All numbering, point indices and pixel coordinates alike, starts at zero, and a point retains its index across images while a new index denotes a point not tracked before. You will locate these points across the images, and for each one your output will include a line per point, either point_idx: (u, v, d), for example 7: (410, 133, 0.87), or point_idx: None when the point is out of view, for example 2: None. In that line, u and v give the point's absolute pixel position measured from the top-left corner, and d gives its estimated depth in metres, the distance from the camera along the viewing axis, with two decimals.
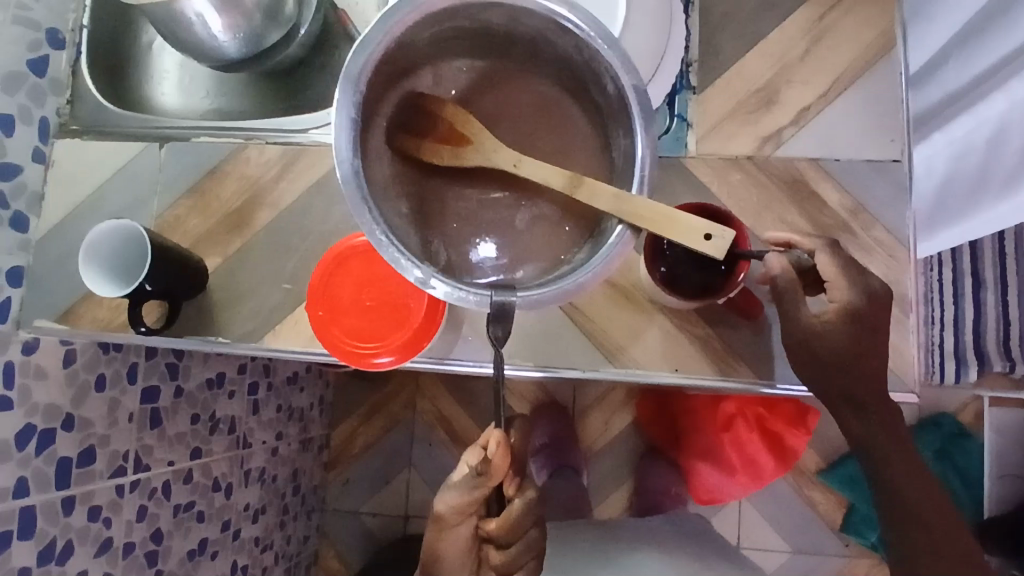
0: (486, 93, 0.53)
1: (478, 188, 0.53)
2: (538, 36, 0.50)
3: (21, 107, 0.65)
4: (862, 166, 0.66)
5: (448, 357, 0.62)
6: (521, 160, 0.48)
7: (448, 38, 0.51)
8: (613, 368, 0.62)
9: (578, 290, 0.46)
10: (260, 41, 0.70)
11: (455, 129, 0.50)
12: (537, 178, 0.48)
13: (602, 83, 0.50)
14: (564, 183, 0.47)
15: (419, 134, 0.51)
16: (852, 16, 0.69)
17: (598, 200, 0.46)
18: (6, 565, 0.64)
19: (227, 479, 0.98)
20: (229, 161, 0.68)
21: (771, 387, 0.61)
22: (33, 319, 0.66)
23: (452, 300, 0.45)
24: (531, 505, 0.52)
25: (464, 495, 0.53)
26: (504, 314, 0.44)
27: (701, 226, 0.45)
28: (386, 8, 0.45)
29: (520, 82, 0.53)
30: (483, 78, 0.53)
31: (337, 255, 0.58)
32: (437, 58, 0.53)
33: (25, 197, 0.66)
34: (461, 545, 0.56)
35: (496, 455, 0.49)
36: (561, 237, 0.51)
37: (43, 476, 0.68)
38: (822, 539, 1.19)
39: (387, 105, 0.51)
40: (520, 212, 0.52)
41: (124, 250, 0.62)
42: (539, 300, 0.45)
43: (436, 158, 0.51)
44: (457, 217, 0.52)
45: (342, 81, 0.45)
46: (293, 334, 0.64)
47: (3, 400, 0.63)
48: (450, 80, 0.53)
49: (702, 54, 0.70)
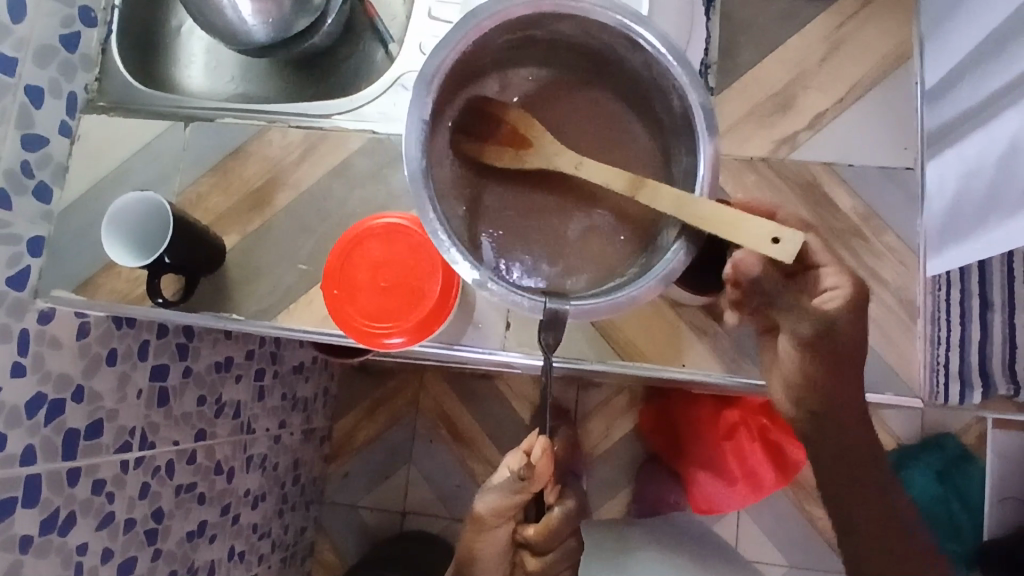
0: (551, 100, 0.57)
1: (527, 195, 0.56)
2: (608, 49, 0.54)
3: (52, 80, 0.66)
4: (875, 172, 0.68)
5: (457, 343, 0.63)
6: (581, 162, 0.51)
7: (517, 46, 0.55)
8: (623, 362, 0.62)
9: (630, 302, 0.49)
10: (288, 25, 0.73)
11: (518, 133, 0.53)
12: (597, 180, 0.50)
13: (666, 98, 0.54)
14: (625, 185, 0.49)
15: (484, 139, 0.54)
16: (872, 24, 0.71)
17: (660, 204, 0.48)
18: (8, 532, 0.65)
19: (229, 463, 0.98)
20: (252, 142, 0.69)
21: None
22: (50, 289, 0.67)
23: (506, 302, 0.48)
24: (569, 513, 0.60)
25: (503, 500, 0.59)
26: (555, 320, 0.48)
27: (772, 228, 0.46)
28: (468, 12, 0.49)
29: (583, 94, 0.58)
30: (547, 86, 0.58)
31: (354, 237, 0.59)
32: (506, 66, 0.57)
33: (51, 168, 0.67)
34: (498, 549, 0.63)
35: (542, 462, 0.54)
36: (613, 247, 0.55)
37: (51, 445, 0.68)
38: (820, 555, 1.18)
39: (454, 109, 0.55)
40: (572, 222, 0.56)
41: (145, 223, 0.63)
42: (591, 310, 0.48)
43: (496, 160, 0.54)
44: (505, 223, 0.55)
45: (417, 81, 0.49)
46: (306, 314, 0.65)
47: (18, 366, 0.64)
48: (515, 86, 0.58)
49: (721, 57, 0.72)
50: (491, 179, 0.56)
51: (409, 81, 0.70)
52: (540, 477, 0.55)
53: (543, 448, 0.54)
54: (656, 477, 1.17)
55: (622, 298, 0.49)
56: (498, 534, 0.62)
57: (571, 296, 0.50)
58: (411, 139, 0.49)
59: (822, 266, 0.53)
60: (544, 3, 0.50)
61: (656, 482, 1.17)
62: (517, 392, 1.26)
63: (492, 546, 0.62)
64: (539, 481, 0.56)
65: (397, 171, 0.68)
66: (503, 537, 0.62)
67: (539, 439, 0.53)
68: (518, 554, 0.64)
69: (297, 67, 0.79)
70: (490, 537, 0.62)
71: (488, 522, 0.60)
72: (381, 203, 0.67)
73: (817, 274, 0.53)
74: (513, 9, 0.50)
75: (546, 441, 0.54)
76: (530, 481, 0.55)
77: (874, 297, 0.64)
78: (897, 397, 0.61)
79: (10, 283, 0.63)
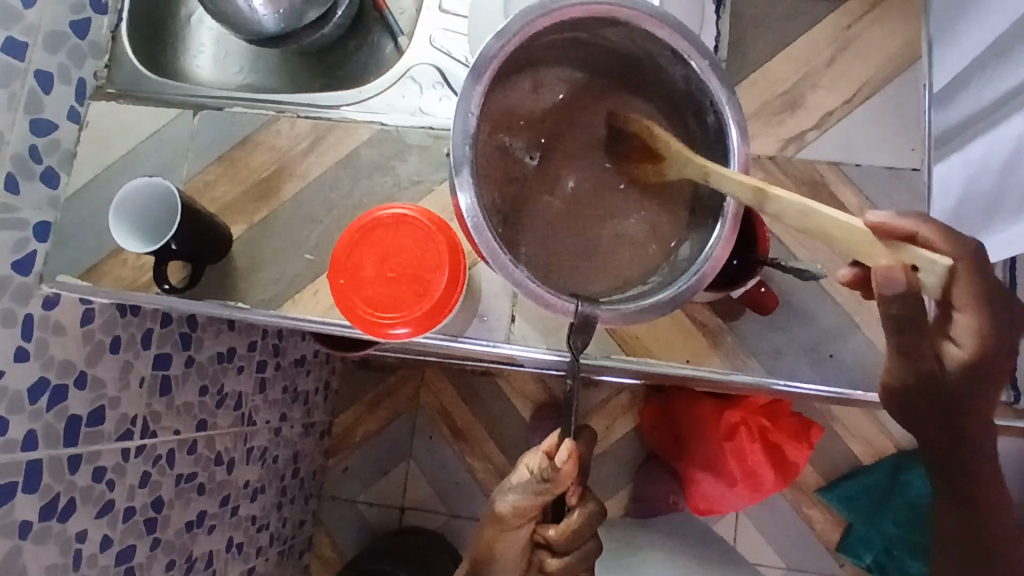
0: (588, 108, 0.56)
1: (568, 198, 0.54)
2: (648, 58, 0.54)
3: (60, 67, 0.66)
4: (882, 173, 0.67)
5: (461, 336, 0.63)
6: (710, 172, 0.50)
7: (562, 53, 0.54)
8: (628, 359, 0.60)
9: (654, 310, 0.50)
10: (299, 18, 0.72)
11: (652, 147, 0.53)
12: (727, 189, 0.49)
13: (702, 113, 0.54)
14: (751, 195, 0.47)
15: (626, 157, 0.54)
16: (879, 25, 0.70)
17: (785, 211, 0.46)
18: (8, 517, 0.65)
19: (229, 455, 0.98)
20: (260, 132, 0.69)
21: (779, 381, 0.61)
22: (56, 274, 0.67)
23: (540, 303, 0.48)
24: (591, 513, 0.61)
25: (525, 502, 0.60)
26: (587, 325, 0.49)
27: (911, 255, 0.45)
28: (524, 9, 0.48)
29: (619, 100, 0.56)
30: (581, 91, 0.56)
31: (361, 227, 0.59)
32: (539, 65, 0.54)
33: (58, 154, 0.67)
34: (517, 551, 0.63)
35: (567, 463, 0.57)
36: (643, 255, 0.54)
37: (53, 431, 0.68)
38: (817, 557, 1.19)
39: (492, 100, 0.52)
40: (604, 227, 0.54)
41: (151, 210, 0.64)
42: (621, 317, 0.49)
43: (642, 178, 0.54)
44: (544, 223, 0.53)
45: (470, 73, 0.47)
46: (311, 303, 0.65)
47: (21, 351, 0.64)
48: (549, 87, 0.55)
49: (730, 54, 0.71)
50: (533, 185, 0.54)
51: (417, 74, 0.70)
52: (564, 480, 0.57)
53: (568, 455, 0.57)
54: (655, 477, 1.17)
55: (654, 305, 0.50)
56: (518, 534, 0.62)
57: (601, 301, 0.50)
58: (465, 133, 0.47)
59: (957, 310, 0.51)
60: (601, 5, 0.49)
61: (654, 482, 1.17)
62: (519, 390, 1.26)
63: (512, 546, 0.63)
64: (563, 483, 0.58)
65: (403, 162, 0.68)
66: (524, 538, 0.63)
67: (564, 445, 0.57)
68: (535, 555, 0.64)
69: (307, 59, 0.79)
70: (510, 538, 0.63)
71: (510, 521, 0.61)
72: (387, 194, 0.67)
73: (952, 317, 0.52)
74: (569, 9, 0.48)
75: (569, 445, 0.57)
76: (554, 484, 0.58)
77: None
78: None
79: (16, 268, 0.63)
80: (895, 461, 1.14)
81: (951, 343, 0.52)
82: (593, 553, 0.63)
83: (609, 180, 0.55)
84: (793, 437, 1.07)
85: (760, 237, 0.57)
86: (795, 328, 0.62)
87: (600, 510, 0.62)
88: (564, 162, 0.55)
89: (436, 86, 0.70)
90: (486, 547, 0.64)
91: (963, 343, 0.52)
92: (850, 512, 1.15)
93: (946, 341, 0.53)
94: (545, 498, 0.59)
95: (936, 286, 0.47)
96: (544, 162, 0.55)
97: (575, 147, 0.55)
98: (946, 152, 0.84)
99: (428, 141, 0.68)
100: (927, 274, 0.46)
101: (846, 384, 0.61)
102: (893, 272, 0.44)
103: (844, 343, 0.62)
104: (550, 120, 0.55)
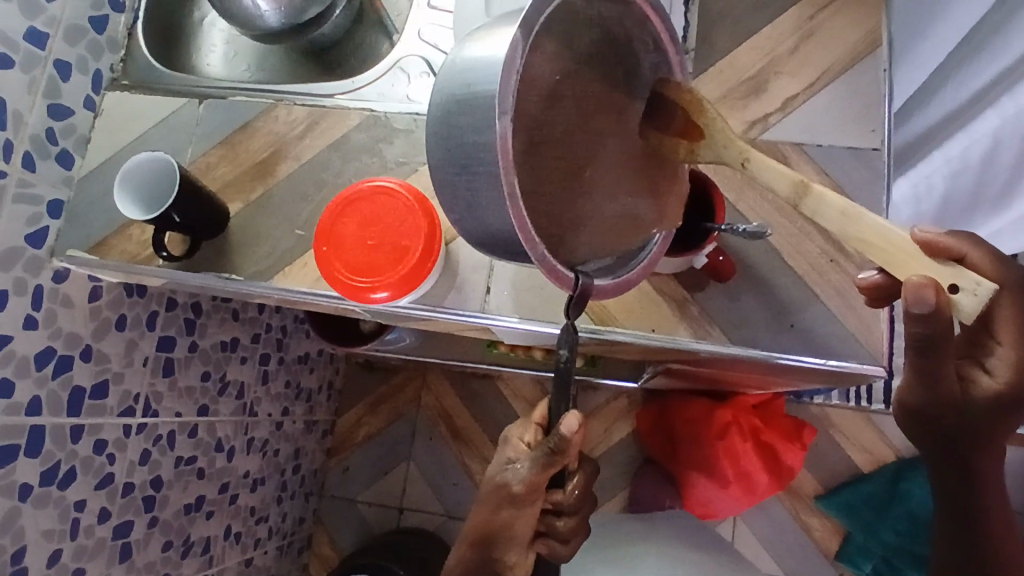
0: (581, 86, 0.48)
1: (556, 177, 0.47)
2: (630, 49, 0.50)
3: (79, 57, 0.72)
4: (842, 152, 0.72)
5: (441, 306, 0.65)
6: (749, 158, 0.52)
7: (556, 28, 0.45)
8: (596, 327, 0.64)
9: (625, 286, 0.50)
10: (299, 15, 0.77)
11: (693, 121, 0.52)
12: (767, 174, 0.52)
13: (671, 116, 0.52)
14: (791, 191, 0.52)
15: (661, 129, 0.53)
16: (840, 17, 0.73)
17: (824, 211, 0.51)
18: (10, 477, 0.68)
19: (230, 442, 1.01)
20: (260, 118, 0.74)
21: (787, 356, 0.63)
22: (65, 249, 0.70)
23: (552, 275, 0.43)
24: (588, 475, 0.63)
25: (537, 475, 0.57)
26: (584, 299, 0.46)
27: (957, 275, 0.48)
28: None
29: (605, 85, 0.49)
30: (575, 73, 0.47)
31: (345, 198, 0.62)
32: (541, 34, 0.44)
33: (73, 138, 0.72)
34: (530, 522, 0.63)
35: (576, 435, 0.52)
36: (625, 239, 0.51)
37: (57, 399, 0.72)
38: (816, 566, 1.18)
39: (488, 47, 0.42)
40: (597, 202, 0.49)
41: (156, 182, 0.68)
42: (604, 290, 0.48)
43: (672, 153, 0.53)
44: (543, 199, 0.46)
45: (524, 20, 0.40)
46: (300, 275, 0.68)
47: (30, 319, 0.68)
48: (542, 61, 0.45)
49: (698, 44, 0.74)
50: (528, 164, 0.45)
51: (406, 64, 0.74)
52: (572, 449, 0.54)
53: (576, 425, 0.51)
54: (648, 479, 1.18)
55: (623, 281, 0.49)
56: (533, 511, 0.62)
57: (582, 267, 0.48)
58: (506, 90, 0.39)
59: (999, 343, 0.52)
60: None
61: (652, 487, 1.18)
62: (519, 393, 1.28)
63: (528, 524, 0.63)
64: (572, 452, 0.55)
65: (390, 146, 0.72)
66: (536, 512, 0.62)
67: (570, 416, 0.51)
68: (545, 519, 0.64)
69: (307, 57, 0.84)
70: (526, 517, 0.62)
71: (524, 499, 0.59)
72: (374, 174, 0.71)
73: (993, 349, 0.52)
74: None
75: (578, 415, 0.51)
76: (562, 454, 0.54)
77: (839, 269, 0.66)
78: (862, 364, 0.64)
79: (29, 241, 0.67)
80: (896, 470, 1.14)
81: (985, 373, 0.53)
82: (590, 511, 0.65)
83: (602, 165, 0.49)
84: (784, 438, 1.10)
85: (717, 203, 0.60)
86: (756, 298, 0.66)
87: (595, 469, 0.64)
88: (544, 153, 0.46)
89: (423, 75, 0.74)
90: (501, 519, 0.63)
91: (997, 374, 0.52)
92: (848, 521, 1.15)
93: (981, 371, 0.53)
94: (557, 467, 0.56)
95: (973, 314, 0.48)
96: (532, 151, 0.45)
97: (558, 123, 0.46)
98: (909, 166, 0.89)
99: (414, 125, 0.72)
100: (967, 296, 0.48)
101: (805, 351, 0.64)
102: (923, 292, 0.46)
103: (805, 313, 0.65)
104: (544, 112, 0.45)
